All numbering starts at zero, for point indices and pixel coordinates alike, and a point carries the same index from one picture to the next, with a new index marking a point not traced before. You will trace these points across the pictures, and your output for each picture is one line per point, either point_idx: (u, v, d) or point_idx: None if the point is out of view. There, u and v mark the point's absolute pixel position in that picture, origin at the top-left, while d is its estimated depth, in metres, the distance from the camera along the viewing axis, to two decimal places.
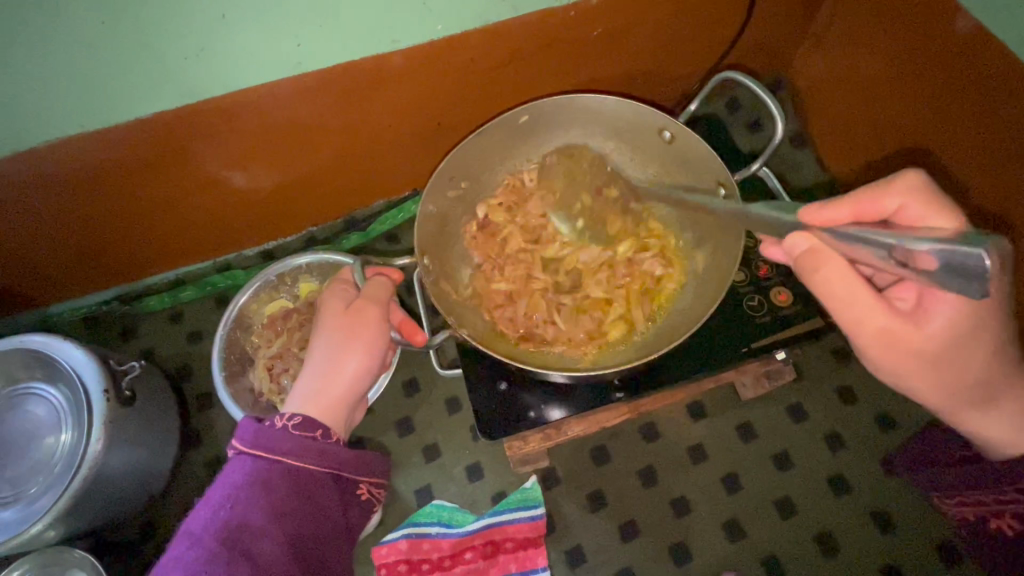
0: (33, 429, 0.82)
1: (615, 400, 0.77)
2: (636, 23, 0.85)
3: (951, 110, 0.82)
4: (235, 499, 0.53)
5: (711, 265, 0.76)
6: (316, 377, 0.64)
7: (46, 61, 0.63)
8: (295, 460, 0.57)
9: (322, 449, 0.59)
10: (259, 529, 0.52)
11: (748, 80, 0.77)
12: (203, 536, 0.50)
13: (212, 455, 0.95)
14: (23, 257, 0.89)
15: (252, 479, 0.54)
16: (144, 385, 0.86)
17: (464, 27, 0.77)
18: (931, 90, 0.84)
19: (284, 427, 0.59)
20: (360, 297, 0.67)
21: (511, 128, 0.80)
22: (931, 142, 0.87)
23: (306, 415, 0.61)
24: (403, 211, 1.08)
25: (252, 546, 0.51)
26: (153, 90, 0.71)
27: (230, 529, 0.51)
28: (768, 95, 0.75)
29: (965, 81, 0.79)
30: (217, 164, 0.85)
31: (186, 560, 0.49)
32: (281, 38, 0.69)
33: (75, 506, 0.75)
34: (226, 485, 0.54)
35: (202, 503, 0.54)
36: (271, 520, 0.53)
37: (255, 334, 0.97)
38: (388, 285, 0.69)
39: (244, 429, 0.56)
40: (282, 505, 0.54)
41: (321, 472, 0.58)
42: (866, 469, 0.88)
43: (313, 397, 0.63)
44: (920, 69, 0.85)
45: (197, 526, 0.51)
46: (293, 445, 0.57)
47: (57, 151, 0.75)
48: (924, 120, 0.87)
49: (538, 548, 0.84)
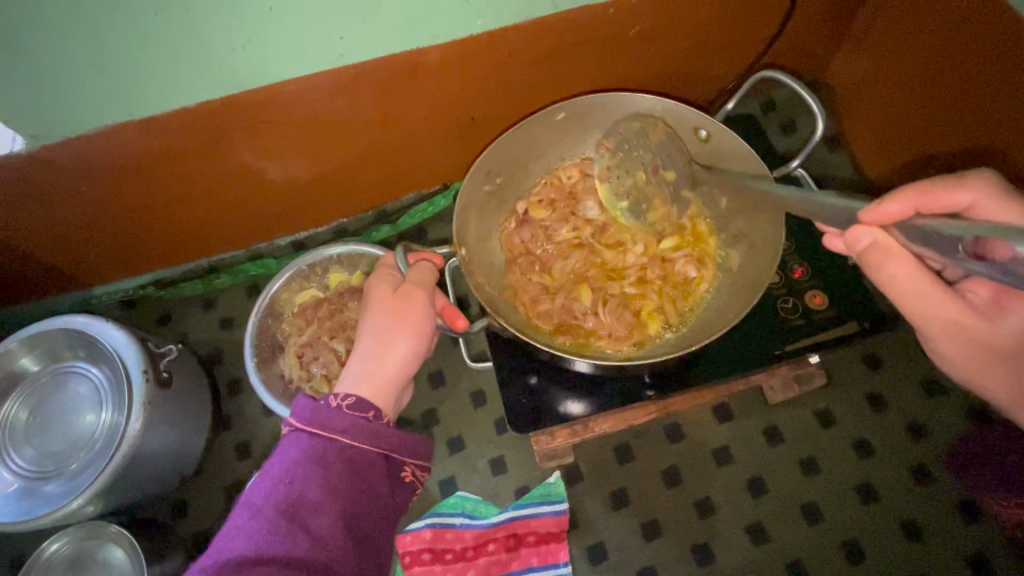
0: (74, 406, 0.85)
1: (645, 398, 0.77)
2: (676, 20, 0.85)
3: (989, 121, 0.80)
4: (293, 474, 0.53)
5: (748, 264, 0.76)
6: (366, 360, 0.63)
7: (101, 49, 0.65)
8: (350, 439, 0.56)
9: (376, 429, 0.58)
10: (317, 505, 0.52)
11: (785, 77, 0.77)
12: (264, 507, 0.51)
13: (241, 439, 0.97)
14: (67, 240, 0.92)
15: (309, 455, 0.54)
16: (180, 368, 0.88)
17: (504, 23, 0.77)
18: (971, 99, 0.82)
19: (338, 407, 0.58)
20: (409, 281, 0.67)
21: (547, 125, 0.81)
22: (968, 151, 0.85)
23: (359, 395, 0.60)
24: (434, 204, 1.08)
25: (310, 521, 0.51)
26: (200, 80, 0.73)
27: (289, 502, 0.52)
28: (809, 94, 0.75)
29: (1005, 93, 0.77)
30: (256, 153, 0.87)
31: (249, 530, 0.49)
32: (324, 31, 0.70)
33: (114, 482, 0.77)
34: (283, 460, 0.55)
35: (261, 475, 0.54)
36: (328, 497, 0.53)
37: (287, 322, 0.99)
38: (433, 270, 0.70)
39: (301, 406, 0.56)
40: (338, 482, 0.54)
41: (375, 452, 0.58)
42: (896, 478, 0.87)
43: (365, 377, 0.62)
44: (962, 76, 0.82)
45: (257, 498, 0.52)
46: (349, 424, 0.57)
47: (106, 138, 0.77)
48: (962, 129, 0.85)
49: (560, 543, 0.85)
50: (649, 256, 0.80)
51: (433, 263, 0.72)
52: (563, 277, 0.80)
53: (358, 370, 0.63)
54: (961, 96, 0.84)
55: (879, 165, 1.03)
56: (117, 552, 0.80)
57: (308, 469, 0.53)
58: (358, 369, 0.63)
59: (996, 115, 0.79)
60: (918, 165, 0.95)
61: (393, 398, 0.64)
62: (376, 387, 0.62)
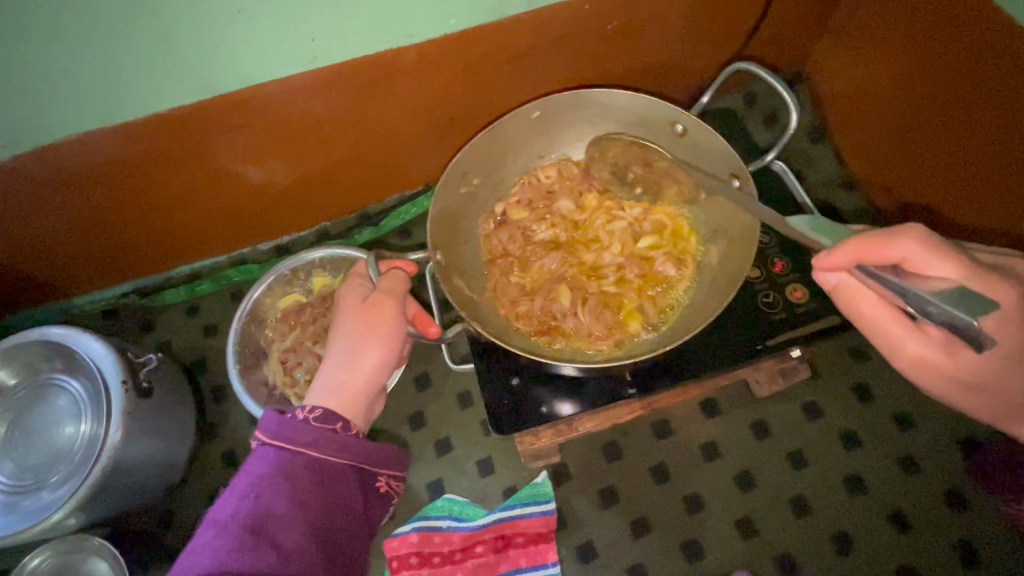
0: (53, 419, 0.84)
1: (627, 397, 0.77)
2: (653, 15, 0.84)
3: (982, 102, 0.78)
4: (260, 488, 0.54)
5: (726, 258, 0.75)
6: (336, 372, 0.64)
7: (66, 56, 0.64)
8: (318, 452, 0.58)
9: (344, 441, 0.60)
10: (284, 518, 0.53)
11: (762, 71, 0.76)
12: (230, 523, 0.51)
13: (227, 447, 0.97)
14: (44, 251, 0.91)
15: (277, 469, 0.55)
16: (161, 377, 0.87)
17: (478, 21, 0.76)
18: (965, 80, 0.79)
19: (305, 419, 0.59)
20: (377, 290, 0.67)
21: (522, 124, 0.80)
22: (964, 135, 0.82)
23: (327, 407, 0.61)
24: (417, 206, 1.07)
25: (278, 534, 0.52)
26: (171, 85, 0.72)
27: (255, 517, 0.52)
28: (784, 87, 0.74)
29: (998, 71, 0.74)
30: (235, 158, 0.86)
31: (213, 547, 0.49)
32: (296, 33, 0.69)
33: (95, 495, 0.76)
34: (250, 475, 0.55)
35: (228, 492, 0.55)
36: (296, 510, 0.54)
37: (270, 328, 0.98)
38: (405, 278, 0.69)
39: (267, 420, 0.57)
40: (306, 494, 0.55)
41: (344, 463, 0.59)
42: (884, 469, 0.87)
43: (334, 389, 0.63)
44: (957, 54, 0.79)
45: (223, 514, 0.52)
46: (316, 436, 0.58)
47: (77, 146, 0.76)
48: (955, 112, 0.82)
49: (549, 544, 0.84)
50: (628, 255, 0.79)
51: (405, 270, 0.71)
52: (544, 279, 0.79)
53: (328, 382, 0.64)
54: (953, 77, 0.81)
55: (867, 157, 1.01)
56: (101, 565, 0.80)
57: (275, 483, 0.54)
58: (328, 380, 0.64)
59: (990, 95, 0.76)
60: (912, 153, 0.92)
61: (362, 410, 0.65)
62: (345, 399, 0.63)
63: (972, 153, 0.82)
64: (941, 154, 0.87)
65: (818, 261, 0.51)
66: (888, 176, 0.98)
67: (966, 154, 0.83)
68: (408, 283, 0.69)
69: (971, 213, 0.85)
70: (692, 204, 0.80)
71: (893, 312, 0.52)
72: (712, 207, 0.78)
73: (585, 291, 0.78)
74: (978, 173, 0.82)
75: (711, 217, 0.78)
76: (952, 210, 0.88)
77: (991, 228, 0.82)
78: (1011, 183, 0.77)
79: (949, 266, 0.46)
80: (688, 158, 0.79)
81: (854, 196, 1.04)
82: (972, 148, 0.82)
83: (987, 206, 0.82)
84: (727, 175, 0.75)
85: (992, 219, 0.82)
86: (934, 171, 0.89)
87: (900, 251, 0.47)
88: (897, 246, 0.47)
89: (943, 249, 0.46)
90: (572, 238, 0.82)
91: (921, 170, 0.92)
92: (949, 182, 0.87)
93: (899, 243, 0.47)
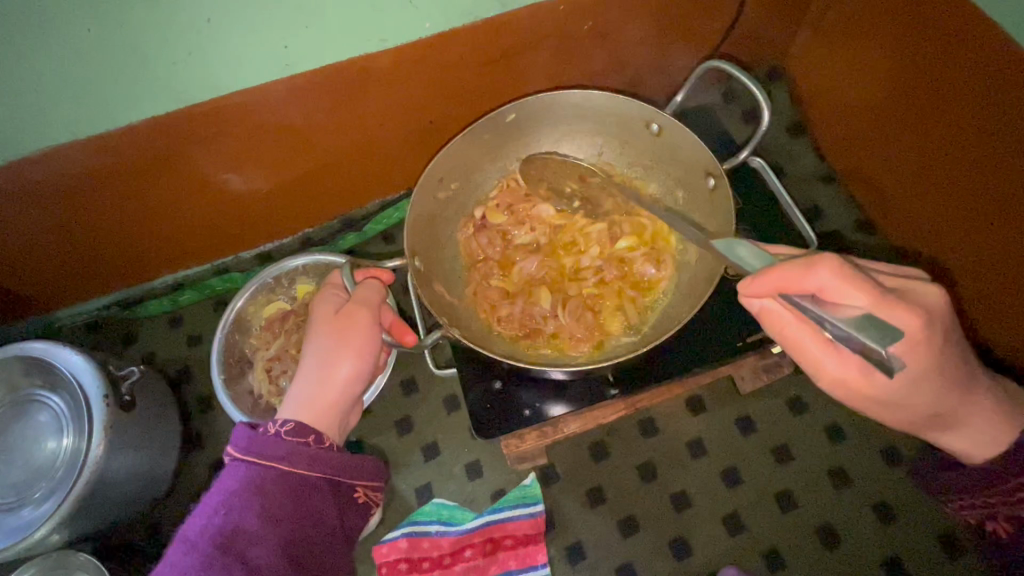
0: (35, 435, 0.83)
1: (610, 397, 0.77)
2: (629, 15, 0.84)
3: (961, 88, 0.77)
4: (229, 505, 0.54)
5: (702, 255, 0.76)
6: (312, 384, 0.64)
7: (33, 69, 0.63)
8: (289, 466, 0.58)
9: (316, 454, 0.60)
10: (253, 535, 0.54)
11: (735, 69, 0.76)
12: (199, 541, 0.52)
13: (214, 457, 0.96)
14: (22, 265, 0.90)
15: (247, 485, 0.56)
16: (144, 389, 0.87)
17: (452, 25, 0.76)
18: (943, 65, 0.79)
19: (277, 433, 0.59)
20: (352, 301, 0.66)
21: (497, 127, 0.80)
22: (944, 119, 0.82)
23: (300, 421, 0.61)
24: (398, 210, 1.07)
25: (246, 552, 0.53)
26: (143, 95, 0.71)
27: (224, 534, 0.53)
28: (756, 84, 0.74)
29: (970, 55, 0.74)
30: (212, 166, 0.85)
31: (182, 566, 0.51)
32: (267, 40, 0.69)
33: (78, 510, 0.76)
34: (222, 491, 0.56)
35: (199, 508, 0.56)
36: (266, 526, 0.55)
37: (255, 336, 0.97)
38: (380, 288, 0.69)
39: (237, 436, 0.58)
40: (276, 511, 0.55)
41: (317, 477, 0.59)
42: (868, 461, 0.88)
43: (308, 403, 0.64)
44: (933, 38, 0.79)
45: (192, 532, 0.53)
46: (287, 451, 0.58)
47: (50, 160, 0.75)
48: (935, 97, 0.82)
49: (538, 545, 0.85)
50: (608, 254, 0.79)
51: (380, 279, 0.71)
52: (526, 282, 0.79)
53: (300, 396, 0.64)
54: (931, 62, 0.81)
55: (849, 147, 1.01)
56: None
57: (245, 500, 0.55)
58: (301, 395, 0.64)
59: (968, 79, 0.76)
60: (894, 141, 0.92)
61: (336, 421, 0.66)
62: (317, 413, 0.64)
63: (950, 139, 0.82)
64: (920, 142, 0.87)
65: (741, 289, 0.51)
66: (867, 167, 0.98)
67: (947, 139, 0.82)
68: (384, 293, 0.69)
69: (955, 199, 0.84)
70: (669, 202, 0.81)
71: (812, 331, 0.52)
72: (689, 206, 0.79)
73: (565, 293, 0.78)
74: (960, 158, 0.81)
75: (689, 215, 0.79)
76: (936, 198, 0.87)
77: (974, 213, 0.82)
78: (989, 165, 0.77)
79: (863, 294, 0.48)
80: (664, 156, 0.80)
81: (834, 190, 1.05)
82: (950, 134, 0.82)
83: (967, 191, 0.82)
84: (702, 173, 0.76)
85: (975, 204, 0.81)
86: (913, 160, 0.89)
87: (817, 281, 0.48)
88: (814, 277, 0.48)
89: (855, 276, 0.48)
90: (550, 240, 0.82)
91: (904, 160, 0.91)
92: (932, 168, 0.86)
93: (815, 272, 0.48)
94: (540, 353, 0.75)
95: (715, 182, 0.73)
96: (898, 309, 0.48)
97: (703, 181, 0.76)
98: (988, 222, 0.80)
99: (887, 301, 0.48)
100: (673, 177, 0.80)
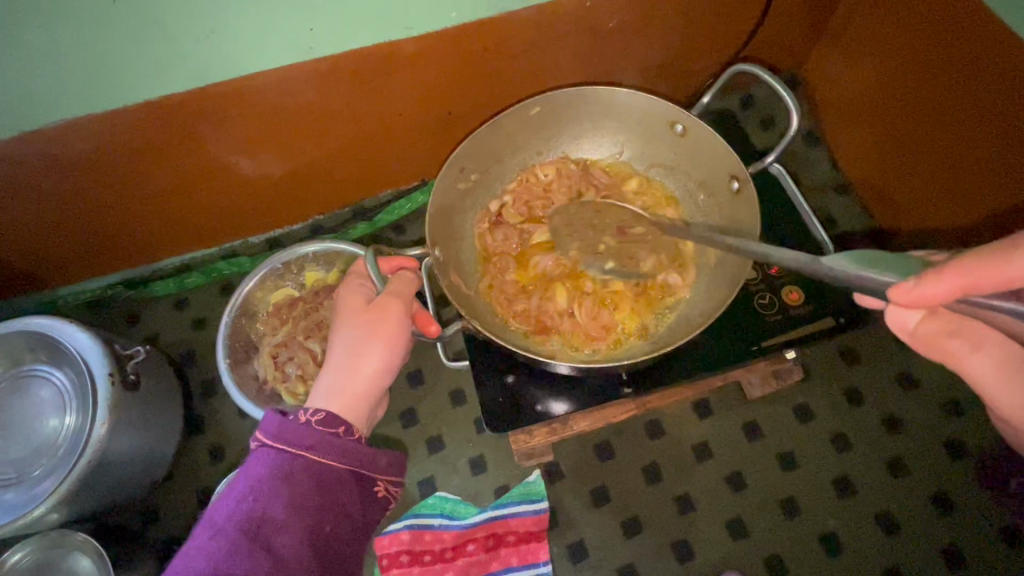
0: (36, 412, 0.82)
1: (623, 396, 0.77)
2: (653, 14, 0.84)
3: (971, 96, 0.79)
4: (257, 491, 0.54)
5: (722, 258, 0.76)
6: (337, 375, 0.64)
7: (53, 39, 0.62)
8: (318, 455, 0.57)
9: (344, 446, 0.59)
10: (280, 524, 0.53)
11: (764, 73, 0.76)
12: (225, 527, 0.52)
13: (216, 441, 0.96)
14: (27, 239, 0.88)
15: (275, 473, 0.55)
16: (148, 370, 0.86)
17: (478, 15, 0.76)
18: (956, 73, 0.80)
19: (307, 422, 0.59)
20: (384, 293, 0.67)
21: (522, 120, 0.80)
22: (953, 127, 0.83)
23: (329, 410, 0.61)
24: (411, 202, 1.06)
25: (273, 541, 0.52)
26: (164, 72, 0.70)
27: (251, 521, 0.52)
28: (785, 89, 0.74)
29: (981, 63, 0.76)
30: (226, 147, 0.84)
31: (207, 550, 0.50)
32: (294, 21, 0.68)
33: (78, 490, 0.75)
34: (249, 477, 0.55)
35: (225, 494, 0.55)
36: (293, 515, 0.54)
37: (261, 322, 0.97)
38: (411, 280, 0.71)
39: (268, 422, 0.57)
40: (304, 500, 0.55)
41: (343, 468, 0.59)
42: (871, 472, 0.88)
43: (337, 393, 0.63)
44: (948, 46, 0.80)
45: (219, 517, 0.53)
46: (316, 440, 0.58)
47: (65, 133, 0.74)
48: (951, 104, 0.82)
49: (540, 542, 0.84)
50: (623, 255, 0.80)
51: (409, 271, 0.73)
52: (541, 277, 0.79)
53: (329, 387, 0.63)
54: (947, 70, 0.81)
55: (864, 154, 1.01)
56: (83, 561, 0.78)
57: (272, 486, 0.54)
58: (328, 383, 0.64)
59: (985, 86, 0.76)
60: (904, 150, 0.93)
61: (364, 413, 0.65)
62: (347, 402, 0.63)
63: (960, 147, 0.83)
64: (929, 151, 0.88)
65: (900, 293, 0.42)
66: (879, 178, 0.99)
67: (963, 147, 0.82)
68: (417, 286, 0.71)
69: (971, 207, 0.84)
70: (690, 206, 0.82)
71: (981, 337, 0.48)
72: (711, 208, 0.79)
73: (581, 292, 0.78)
74: (970, 166, 0.82)
75: (710, 217, 0.79)
76: (945, 206, 0.88)
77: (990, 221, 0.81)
78: (999, 172, 0.78)
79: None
80: (686, 157, 0.80)
81: (848, 201, 1.05)
82: (959, 142, 0.83)
83: (976, 198, 0.83)
84: (724, 175, 0.76)
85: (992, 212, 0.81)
86: (923, 168, 0.90)
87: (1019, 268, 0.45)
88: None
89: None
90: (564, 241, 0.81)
91: (913, 169, 0.92)
92: (947, 175, 0.86)
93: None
94: (553, 349, 0.75)
95: (739, 185, 0.74)
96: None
97: (726, 182, 0.76)
98: (996, 229, 0.81)
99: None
100: (695, 179, 0.81)
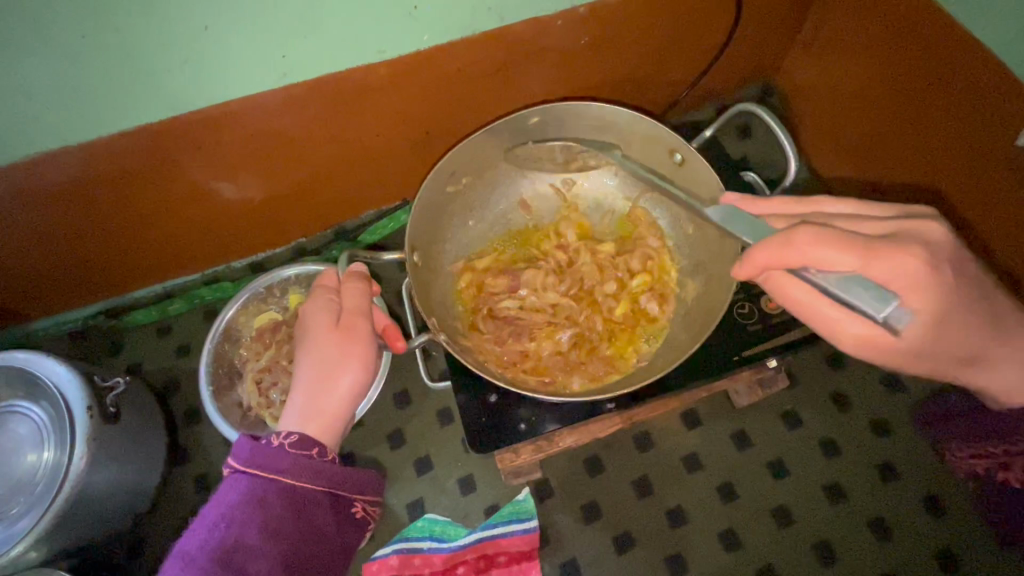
0: (13, 448, 0.80)
1: (606, 411, 0.76)
2: (624, 30, 0.85)
3: (928, 90, 0.81)
4: (230, 518, 0.53)
5: (701, 297, 0.77)
6: (311, 398, 0.63)
7: (25, 73, 0.62)
8: (292, 477, 0.57)
9: (319, 467, 0.59)
10: (253, 550, 0.53)
11: (769, 117, 0.76)
12: (198, 556, 0.51)
13: (200, 470, 0.94)
14: (4, 274, 0.87)
15: (249, 498, 0.55)
16: (129, 400, 0.85)
17: (450, 37, 0.76)
18: (913, 67, 0.82)
19: (280, 445, 0.59)
20: (348, 311, 0.66)
21: (518, 129, 0.78)
22: (917, 118, 0.85)
23: (303, 433, 0.61)
24: (393, 221, 1.06)
25: (246, 566, 0.52)
26: (139, 102, 0.71)
27: (225, 548, 0.52)
28: (785, 133, 0.74)
29: (933, 58, 0.79)
30: (206, 174, 0.84)
31: None
32: (265, 51, 0.69)
33: (57, 527, 0.73)
34: (222, 504, 0.55)
35: (198, 522, 0.54)
36: (266, 540, 0.53)
37: (244, 347, 0.95)
38: (360, 290, 0.68)
39: (240, 447, 0.57)
40: (278, 524, 0.54)
41: (319, 489, 0.58)
42: (863, 478, 0.87)
43: (311, 416, 0.62)
44: (912, 57, 0.82)
45: (191, 547, 0.52)
46: (290, 463, 0.57)
47: (40, 164, 0.74)
48: (944, 124, 0.81)
49: (532, 562, 0.83)
50: (615, 285, 0.80)
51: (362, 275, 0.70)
52: (539, 299, 0.80)
53: (302, 410, 0.63)
54: (915, 79, 0.83)
55: (837, 155, 1.02)
56: None
57: (246, 513, 0.54)
58: (303, 406, 0.63)
59: (951, 96, 0.78)
60: (875, 146, 0.94)
61: (337, 434, 0.65)
62: (322, 424, 0.63)
63: (926, 138, 0.84)
64: (899, 144, 0.89)
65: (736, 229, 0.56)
66: (853, 175, 1.00)
67: (949, 160, 0.82)
68: (370, 296, 0.69)
69: (961, 212, 0.83)
70: (676, 236, 0.83)
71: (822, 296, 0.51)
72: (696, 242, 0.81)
73: (555, 322, 0.79)
74: (936, 154, 0.84)
75: (693, 250, 0.81)
76: (918, 194, 0.89)
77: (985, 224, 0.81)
78: (963, 154, 0.80)
79: (847, 253, 0.47)
80: (681, 186, 0.80)
81: None
82: (925, 133, 0.84)
83: (948, 183, 0.84)
84: None
85: (978, 213, 0.81)
86: (896, 162, 0.91)
87: (806, 255, 0.48)
88: (795, 248, 0.48)
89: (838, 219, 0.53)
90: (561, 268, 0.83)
91: (887, 164, 0.93)
92: (955, 193, 0.83)
93: (799, 243, 0.48)
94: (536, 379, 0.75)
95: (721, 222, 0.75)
96: (891, 253, 0.47)
97: (712, 222, 0.77)
98: (970, 207, 0.82)
99: (877, 246, 0.47)
100: (683, 208, 0.82)
